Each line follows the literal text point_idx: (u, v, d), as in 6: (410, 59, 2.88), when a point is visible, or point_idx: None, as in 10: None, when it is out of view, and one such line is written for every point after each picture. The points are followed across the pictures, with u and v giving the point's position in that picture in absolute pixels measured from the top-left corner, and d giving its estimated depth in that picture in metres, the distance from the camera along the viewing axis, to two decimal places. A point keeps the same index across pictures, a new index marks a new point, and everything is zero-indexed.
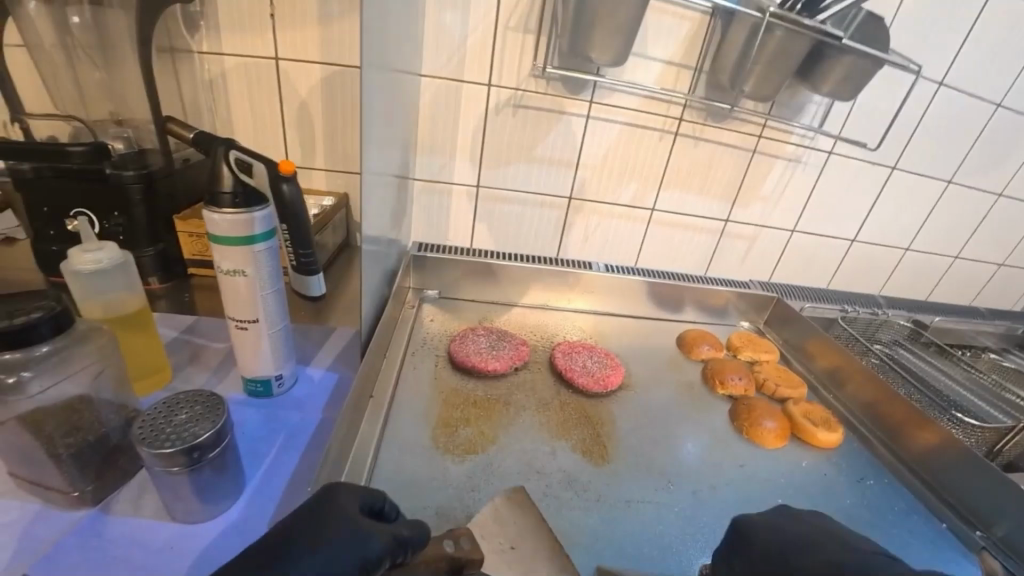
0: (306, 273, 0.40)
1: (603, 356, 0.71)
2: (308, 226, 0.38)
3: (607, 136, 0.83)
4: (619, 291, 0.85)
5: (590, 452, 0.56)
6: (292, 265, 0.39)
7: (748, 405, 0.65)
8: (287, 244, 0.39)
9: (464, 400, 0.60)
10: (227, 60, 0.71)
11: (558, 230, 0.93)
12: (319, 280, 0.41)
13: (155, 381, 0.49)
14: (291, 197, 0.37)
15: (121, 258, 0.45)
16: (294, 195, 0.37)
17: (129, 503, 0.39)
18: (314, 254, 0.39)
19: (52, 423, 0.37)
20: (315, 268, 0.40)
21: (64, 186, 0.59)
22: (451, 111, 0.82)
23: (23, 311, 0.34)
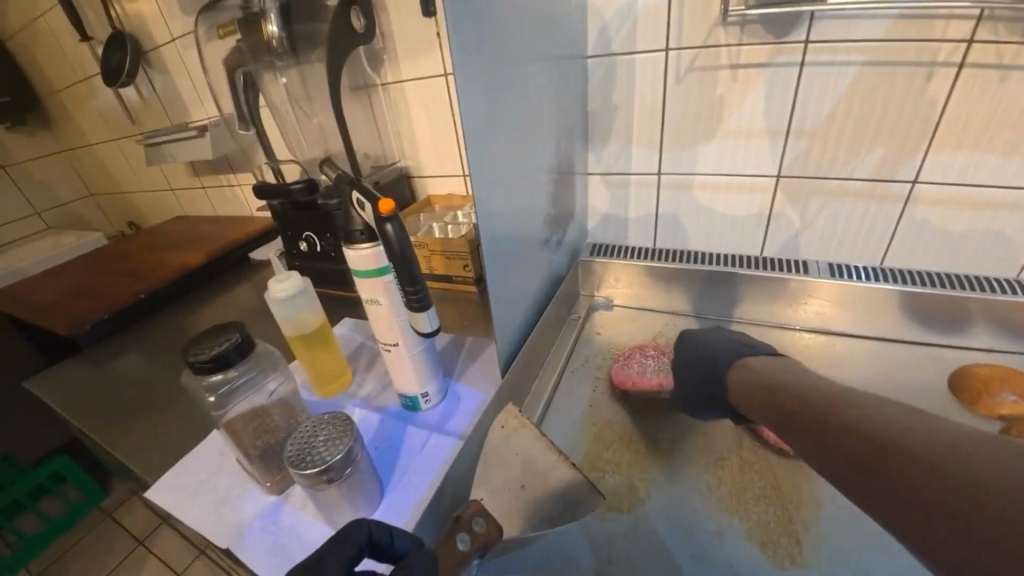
0: (417, 309, 0.39)
1: None
2: (413, 262, 0.37)
3: (836, 87, 0.60)
4: (855, 301, 0.61)
5: (773, 545, 0.39)
6: (405, 300, 0.39)
7: None
8: (399, 281, 0.39)
9: (619, 441, 0.50)
10: (407, 84, 0.75)
11: (763, 219, 0.73)
12: (432, 315, 0.41)
13: (339, 385, 0.57)
14: (394, 238, 0.36)
15: (303, 284, 0.51)
16: (398, 233, 0.36)
17: (301, 498, 0.45)
18: (423, 291, 0.39)
19: (247, 428, 0.45)
20: (426, 304, 0.39)
21: (297, 214, 0.74)
22: (618, 91, 0.70)
23: (220, 342, 0.42)
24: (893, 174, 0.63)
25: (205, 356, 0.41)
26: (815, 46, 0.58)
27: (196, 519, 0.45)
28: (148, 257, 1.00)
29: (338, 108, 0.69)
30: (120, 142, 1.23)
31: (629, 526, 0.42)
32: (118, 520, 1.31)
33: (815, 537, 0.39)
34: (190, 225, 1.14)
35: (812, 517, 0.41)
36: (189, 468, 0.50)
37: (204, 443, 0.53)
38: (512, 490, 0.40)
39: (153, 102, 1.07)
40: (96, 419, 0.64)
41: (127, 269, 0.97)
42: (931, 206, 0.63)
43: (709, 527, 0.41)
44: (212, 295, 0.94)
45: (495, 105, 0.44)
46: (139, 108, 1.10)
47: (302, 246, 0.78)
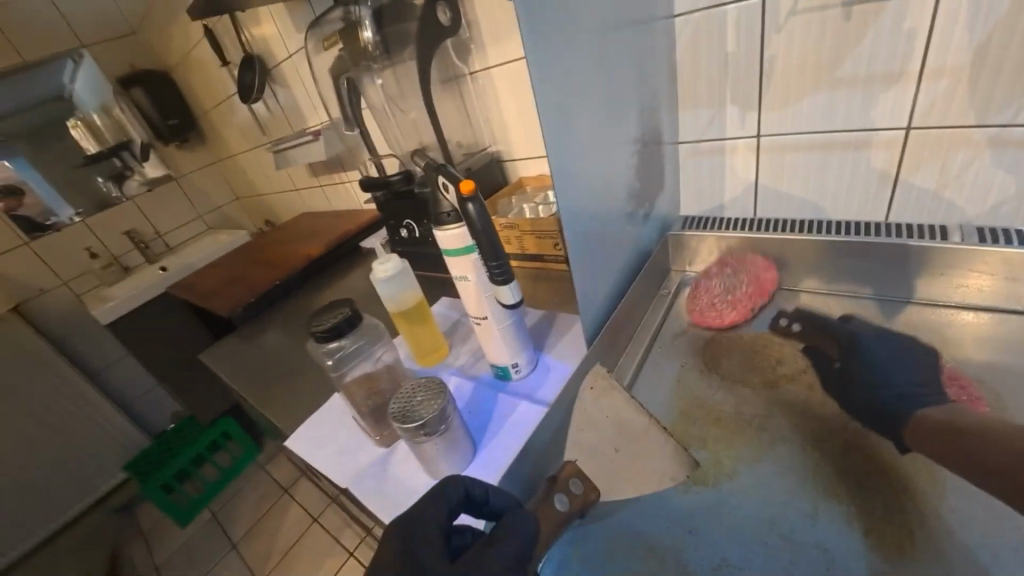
0: (500, 283, 0.42)
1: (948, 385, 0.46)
2: (495, 238, 0.39)
3: (989, 13, 0.49)
4: (1014, 269, 0.51)
5: (878, 533, 0.36)
6: (488, 276, 0.42)
7: None
8: (483, 257, 0.41)
9: (707, 417, 0.48)
10: (493, 70, 0.77)
11: (892, 178, 0.63)
12: (514, 288, 0.43)
13: (437, 356, 0.63)
14: (477, 215, 0.38)
15: (402, 265, 0.57)
16: (480, 212, 0.39)
17: (405, 451, 0.51)
18: (505, 265, 0.41)
19: (359, 390, 0.52)
20: (508, 278, 0.41)
21: (397, 203, 0.82)
22: (709, 50, 0.65)
23: (335, 315, 0.49)
24: None
25: (324, 327, 0.48)
26: None
27: (325, 463, 0.53)
28: (281, 248, 1.17)
29: (428, 100, 0.74)
30: (256, 151, 1.44)
31: (711, 501, 0.40)
32: (269, 471, 1.56)
33: (936, 531, 0.35)
34: (313, 220, 1.30)
35: (931, 508, 0.36)
36: (318, 421, 0.59)
37: (330, 401, 0.62)
38: (608, 455, 0.43)
39: (279, 113, 1.23)
40: (250, 383, 0.78)
41: (266, 259, 1.14)
42: None
43: (803, 509, 0.38)
44: (331, 279, 1.07)
45: (572, 80, 0.45)
46: (268, 120, 1.27)
47: (403, 232, 0.86)
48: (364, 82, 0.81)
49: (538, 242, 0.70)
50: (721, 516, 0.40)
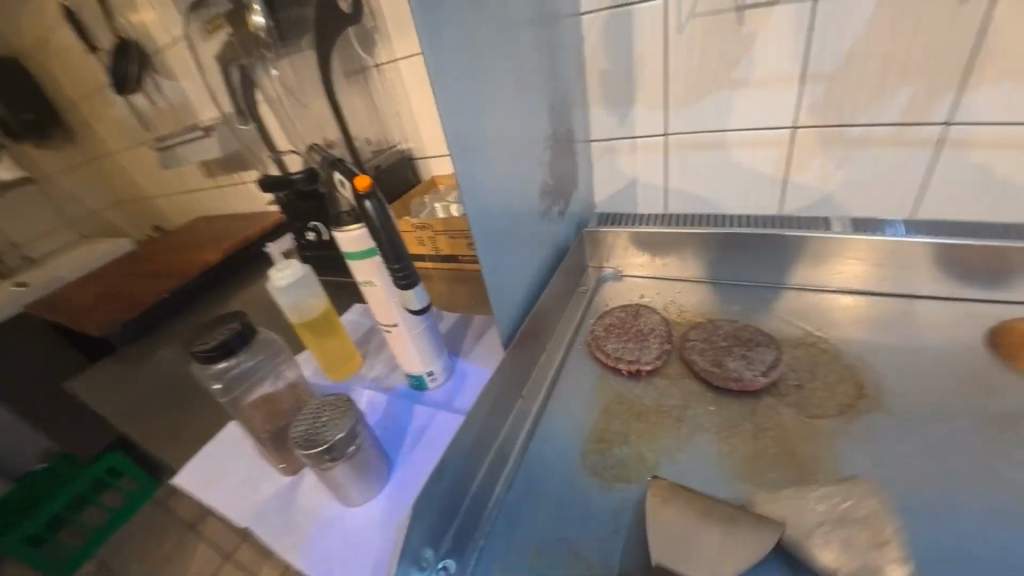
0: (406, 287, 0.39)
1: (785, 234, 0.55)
2: (397, 239, 0.36)
3: (852, 27, 0.55)
4: (885, 256, 0.56)
5: (789, 511, 0.38)
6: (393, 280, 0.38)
7: None
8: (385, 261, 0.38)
9: (628, 413, 0.48)
10: (401, 63, 0.75)
11: (782, 175, 0.68)
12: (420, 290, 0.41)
13: (350, 369, 0.58)
14: (376, 213, 0.35)
15: (303, 271, 0.52)
16: (379, 211, 0.35)
17: (313, 479, 0.46)
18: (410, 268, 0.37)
19: (256, 414, 0.46)
20: (413, 283, 0.38)
21: (301, 204, 0.76)
22: (619, 50, 0.66)
23: (223, 331, 0.43)
24: (924, 115, 0.57)
25: (210, 345, 0.42)
26: None
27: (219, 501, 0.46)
28: (174, 257, 1.04)
29: (332, 94, 0.68)
30: (132, 148, 1.25)
31: (638, 495, 0.41)
32: None
33: (837, 504, 0.38)
34: (209, 225, 1.17)
35: (825, 480, 0.39)
36: (212, 453, 0.52)
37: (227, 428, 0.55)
38: (587, 459, 0.44)
39: (162, 106, 1.09)
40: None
41: (154, 270, 1.01)
42: (962, 152, 0.58)
43: (721, 497, 0.40)
44: (232, 291, 0.97)
45: (474, 73, 0.42)
46: (148, 114, 1.12)
47: (311, 236, 0.80)
48: (259, 70, 0.74)
49: (453, 242, 0.68)
50: (643, 510, 0.40)
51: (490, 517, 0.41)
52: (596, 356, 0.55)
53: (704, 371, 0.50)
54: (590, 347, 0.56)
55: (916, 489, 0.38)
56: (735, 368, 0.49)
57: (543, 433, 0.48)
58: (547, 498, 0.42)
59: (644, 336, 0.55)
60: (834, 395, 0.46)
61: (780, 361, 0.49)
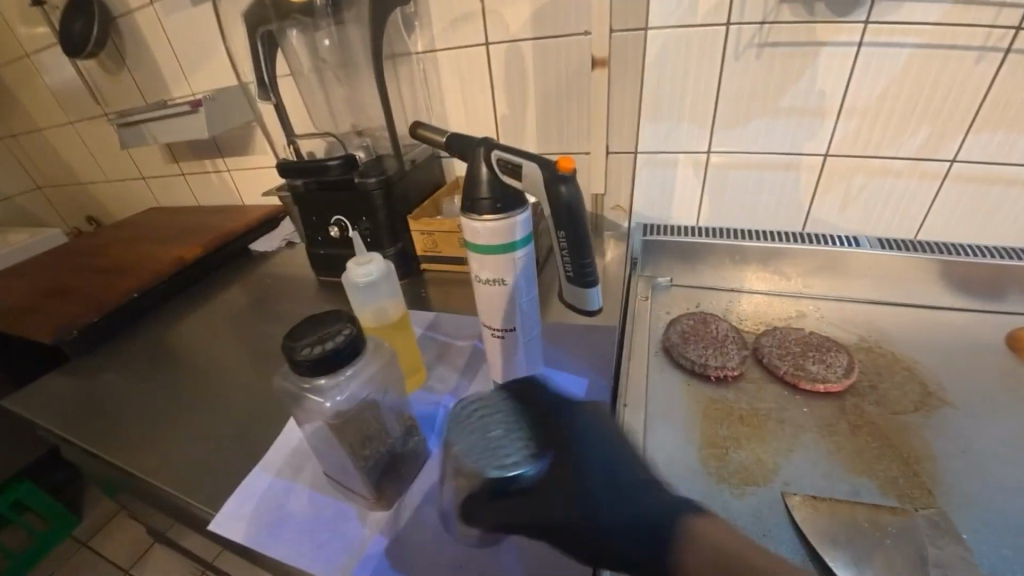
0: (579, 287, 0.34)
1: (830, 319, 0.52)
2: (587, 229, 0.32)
3: (889, 68, 0.62)
4: (910, 270, 0.63)
5: (910, 497, 0.41)
6: (568, 276, 0.35)
7: None
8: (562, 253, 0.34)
9: (729, 416, 0.49)
10: (440, 55, 0.73)
11: (809, 196, 0.73)
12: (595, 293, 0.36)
13: (416, 380, 0.52)
14: (575, 202, 0.31)
15: (384, 269, 0.47)
16: (574, 197, 0.31)
17: (416, 510, 0.41)
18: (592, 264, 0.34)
19: (351, 433, 0.40)
20: (594, 281, 0.35)
21: (326, 196, 0.68)
22: (674, 67, 0.68)
23: (331, 334, 0.37)
24: (937, 151, 0.65)
25: (317, 350, 0.36)
26: (874, 26, 0.59)
27: (288, 552, 0.40)
28: (131, 251, 0.89)
29: (381, 79, 0.64)
30: (66, 126, 1.06)
31: (771, 497, 0.41)
32: (97, 550, 1.15)
33: (946, 488, 0.41)
34: (171, 217, 1.02)
35: (931, 472, 0.43)
36: (261, 494, 0.45)
37: (269, 463, 0.48)
38: (710, 464, 0.44)
39: (122, 77, 0.94)
40: (133, 440, 0.57)
41: (108, 265, 0.85)
42: (964, 184, 0.67)
43: (845, 492, 0.42)
44: (216, 294, 0.85)
45: None
46: (102, 85, 0.96)
47: (332, 232, 0.72)
48: (287, 46, 0.66)
49: None
50: (779, 511, 0.40)
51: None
52: (678, 363, 0.55)
53: (791, 374, 0.51)
54: (669, 353, 0.56)
55: (1006, 476, 0.42)
56: (817, 370, 0.52)
57: (653, 440, 0.47)
58: None
59: (721, 342, 0.56)
60: (906, 392, 0.51)
61: (853, 364, 0.53)
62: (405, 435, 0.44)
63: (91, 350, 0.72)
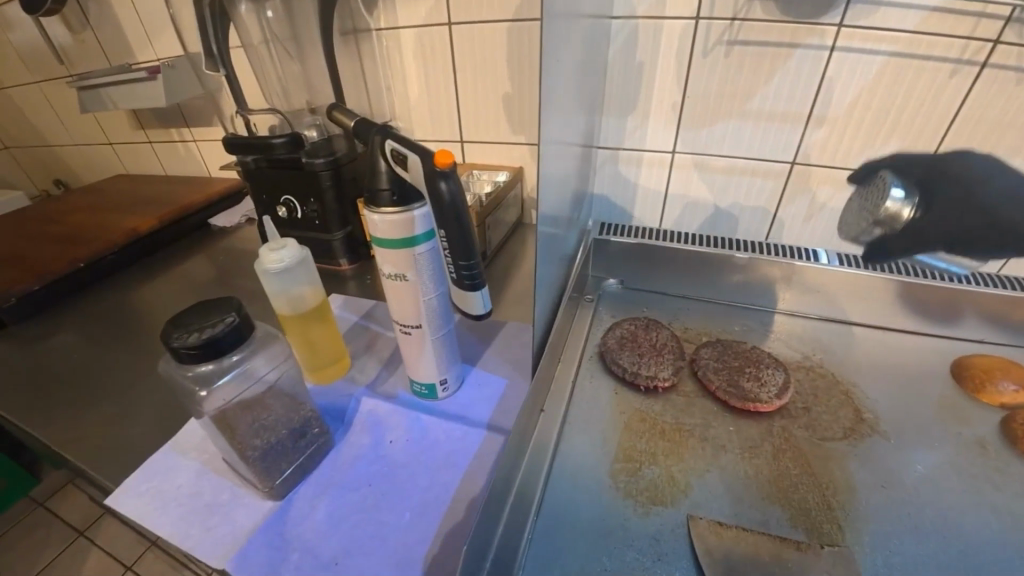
0: (468, 289, 0.32)
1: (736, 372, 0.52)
2: (471, 230, 0.30)
3: (862, 77, 0.58)
4: (865, 288, 0.61)
5: (817, 531, 0.39)
6: (454, 278, 0.32)
7: (987, 366, 0.53)
8: (449, 254, 0.32)
9: (650, 430, 0.47)
10: (402, 32, 0.70)
11: (774, 205, 0.71)
12: (485, 297, 0.34)
13: (337, 370, 0.51)
14: (458, 200, 0.29)
15: (301, 255, 0.45)
16: (456, 196, 0.29)
17: (306, 504, 0.39)
18: (479, 267, 0.32)
19: (240, 422, 0.38)
20: (480, 284, 0.32)
21: (273, 174, 0.66)
22: (641, 60, 0.65)
23: (213, 322, 0.35)
24: None
25: (195, 337, 0.34)
26: (848, 30, 0.56)
27: (175, 531, 0.39)
28: (87, 218, 0.87)
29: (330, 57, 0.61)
30: (32, 85, 1.03)
31: (675, 519, 0.40)
32: (52, 509, 1.16)
33: (857, 523, 0.40)
34: (135, 185, 1.00)
35: (845, 503, 0.41)
36: (160, 473, 0.44)
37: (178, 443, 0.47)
38: (619, 480, 0.43)
39: (87, 37, 0.91)
40: (51, 411, 0.56)
41: (60, 231, 0.83)
42: None
43: (753, 520, 0.40)
44: (168, 267, 0.84)
45: (553, 64, 0.41)
46: (67, 43, 0.93)
47: (280, 212, 0.70)
48: (238, 15, 0.64)
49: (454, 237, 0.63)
50: (680, 534, 0.39)
51: (527, 539, 0.38)
52: (611, 369, 0.53)
53: (722, 390, 0.50)
54: (603, 358, 0.55)
55: (922, 515, 0.41)
56: (750, 388, 0.50)
57: (567, 449, 0.45)
58: (583, 520, 0.40)
59: (657, 350, 0.54)
60: (838, 417, 0.49)
61: (789, 384, 0.51)
62: (303, 426, 0.42)
63: (31, 317, 0.71)
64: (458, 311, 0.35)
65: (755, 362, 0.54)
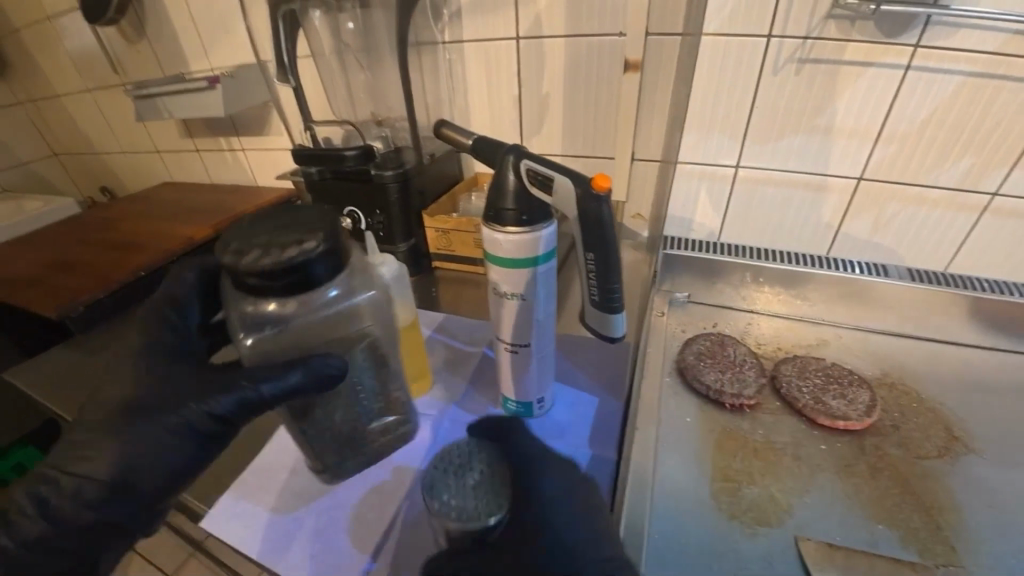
0: (608, 313, 0.34)
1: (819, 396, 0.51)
2: (618, 255, 0.32)
3: (937, 94, 0.58)
4: (941, 304, 0.61)
5: (932, 552, 0.39)
6: (593, 301, 0.34)
7: None
8: (589, 277, 0.33)
9: (743, 448, 0.47)
10: (468, 46, 0.70)
11: (837, 218, 0.71)
12: (620, 319, 0.35)
13: (421, 386, 0.51)
14: (605, 222, 0.30)
15: (396, 271, 0.46)
16: (607, 219, 0.30)
17: (413, 529, 0.39)
18: (619, 291, 0.33)
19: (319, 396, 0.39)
20: (619, 309, 0.34)
21: (341, 185, 0.66)
22: (710, 77, 0.65)
23: (292, 241, 0.31)
24: (975, 183, 0.63)
25: (268, 260, 0.30)
26: (926, 48, 0.56)
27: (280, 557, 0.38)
28: (141, 227, 0.88)
29: (404, 68, 0.61)
30: (83, 93, 1.05)
31: (785, 539, 0.40)
32: None
33: (969, 544, 0.40)
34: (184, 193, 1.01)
35: (954, 524, 0.41)
36: (252, 493, 0.43)
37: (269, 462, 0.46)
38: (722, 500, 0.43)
39: (141, 46, 0.92)
40: None
41: (116, 240, 0.84)
42: (1005, 218, 0.64)
43: (865, 541, 0.40)
44: None
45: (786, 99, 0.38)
46: (120, 51, 0.94)
47: (345, 223, 0.70)
48: (310, 26, 0.65)
49: None
50: (794, 556, 0.39)
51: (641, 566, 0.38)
52: (693, 387, 0.53)
53: (811, 408, 0.50)
54: (683, 375, 0.55)
55: None
56: (838, 406, 0.50)
57: (663, 469, 0.45)
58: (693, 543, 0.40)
59: (737, 366, 0.54)
60: (931, 436, 0.48)
61: (876, 402, 0.51)
62: None
63: (95, 326, 0.72)
64: (589, 334, 0.37)
65: (838, 378, 0.53)
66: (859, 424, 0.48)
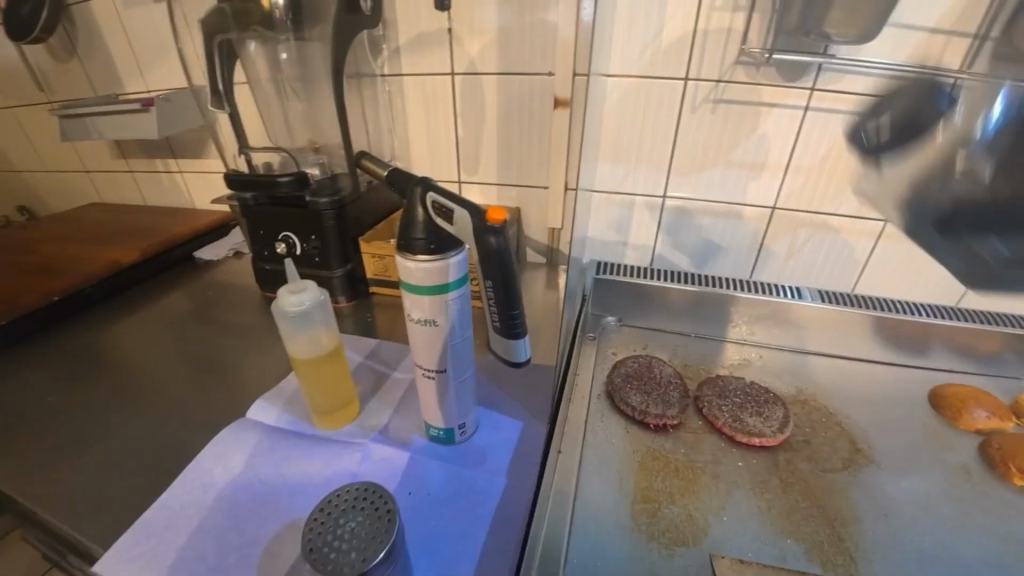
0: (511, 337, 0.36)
1: (739, 416, 0.53)
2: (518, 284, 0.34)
3: (832, 133, 0.65)
4: (847, 324, 0.65)
5: (832, 563, 0.41)
6: (497, 327, 0.36)
7: (959, 393, 0.57)
8: (492, 305, 0.36)
9: (663, 468, 0.49)
10: (407, 78, 0.72)
11: (756, 245, 0.76)
12: (522, 343, 0.37)
13: (345, 415, 0.50)
14: (504, 253, 0.33)
15: (318, 298, 0.45)
16: (504, 250, 0.32)
17: None
18: (520, 316, 0.36)
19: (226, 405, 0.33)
20: (521, 333, 0.36)
21: (273, 210, 0.65)
22: (635, 113, 0.69)
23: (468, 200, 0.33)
24: (870, 213, 0.69)
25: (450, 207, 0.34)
26: (819, 91, 0.62)
27: None
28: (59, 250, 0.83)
29: (339, 97, 0.62)
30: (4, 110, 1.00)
31: (698, 556, 0.41)
32: None
33: (866, 553, 0.42)
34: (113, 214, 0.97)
35: (853, 534, 0.43)
36: (150, 535, 0.40)
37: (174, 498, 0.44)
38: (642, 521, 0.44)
39: (71, 65, 0.89)
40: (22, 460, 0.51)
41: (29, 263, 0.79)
42: (898, 245, 0.70)
43: (773, 555, 0.42)
44: (149, 301, 0.80)
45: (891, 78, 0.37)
46: (47, 69, 0.91)
47: (278, 248, 0.69)
48: (245, 53, 0.65)
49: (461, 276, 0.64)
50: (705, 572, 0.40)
51: None
52: (620, 409, 0.55)
53: (728, 426, 0.52)
54: (611, 398, 0.56)
55: (923, 540, 0.43)
56: (752, 423, 0.52)
57: (585, 492, 0.46)
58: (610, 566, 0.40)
59: (661, 387, 0.57)
60: (836, 449, 0.52)
61: (788, 419, 0.54)
62: None
63: None
64: (496, 359, 0.39)
65: (754, 396, 0.56)
66: (770, 440, 0.51)
